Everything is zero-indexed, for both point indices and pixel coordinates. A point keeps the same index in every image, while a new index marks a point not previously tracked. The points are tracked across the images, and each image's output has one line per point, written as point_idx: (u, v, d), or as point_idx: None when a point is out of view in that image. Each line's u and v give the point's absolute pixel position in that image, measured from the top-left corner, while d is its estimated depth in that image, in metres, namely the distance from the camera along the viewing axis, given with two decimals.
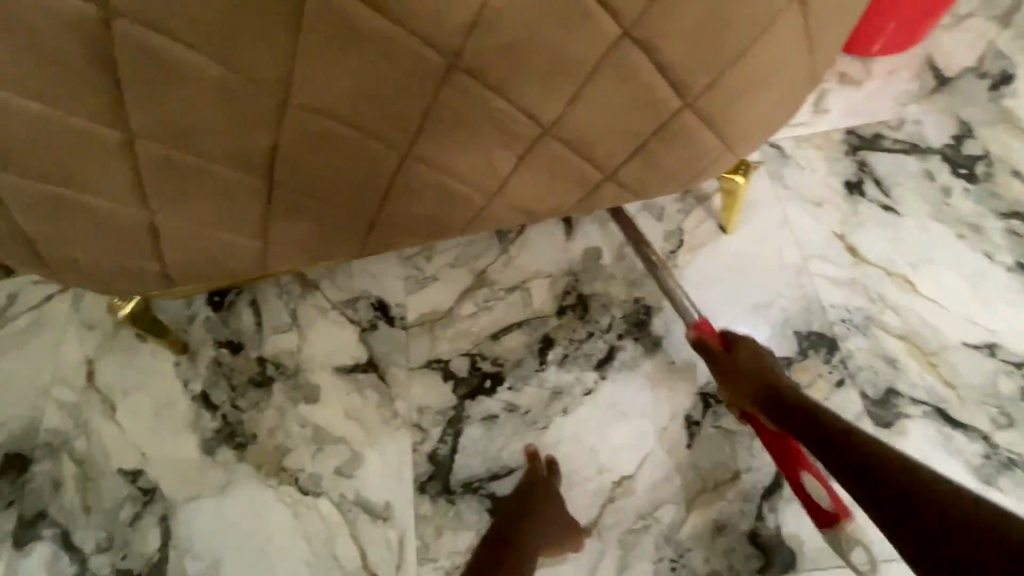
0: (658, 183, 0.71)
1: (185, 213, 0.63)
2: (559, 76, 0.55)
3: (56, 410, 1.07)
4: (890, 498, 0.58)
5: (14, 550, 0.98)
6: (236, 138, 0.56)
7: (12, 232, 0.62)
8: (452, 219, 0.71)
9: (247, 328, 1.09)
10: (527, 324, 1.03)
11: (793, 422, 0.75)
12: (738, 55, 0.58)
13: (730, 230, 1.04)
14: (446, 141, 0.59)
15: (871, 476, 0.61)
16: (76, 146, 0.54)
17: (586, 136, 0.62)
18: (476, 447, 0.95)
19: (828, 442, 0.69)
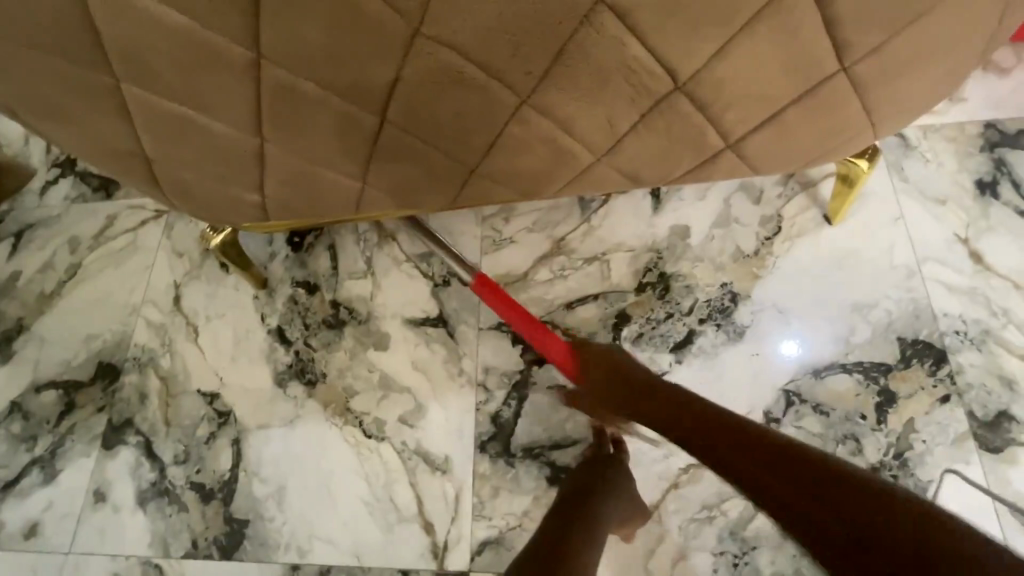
0: (785, 159, 0.65)
1: (294, 144, 0.62)
2: (711, 22, 0.50)
3: (145, 328, 1.14)
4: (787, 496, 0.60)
5: (103, 451, 1.06)
6: (360, 68, 0.54)
7: (132, 148, 0.63)
8: (553, 178, 0.68)
9: (323, 271, 1.11)
10: (603, 297, 0.99)
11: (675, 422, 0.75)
12: (916, 15, 0.51)
13: (835, 221, 0.96)
14: (569, 89, 0.56)
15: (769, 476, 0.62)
16: (204, 64, 0.54)
17: (721, 97, 0.57)
18: (540, 414, 0.94)
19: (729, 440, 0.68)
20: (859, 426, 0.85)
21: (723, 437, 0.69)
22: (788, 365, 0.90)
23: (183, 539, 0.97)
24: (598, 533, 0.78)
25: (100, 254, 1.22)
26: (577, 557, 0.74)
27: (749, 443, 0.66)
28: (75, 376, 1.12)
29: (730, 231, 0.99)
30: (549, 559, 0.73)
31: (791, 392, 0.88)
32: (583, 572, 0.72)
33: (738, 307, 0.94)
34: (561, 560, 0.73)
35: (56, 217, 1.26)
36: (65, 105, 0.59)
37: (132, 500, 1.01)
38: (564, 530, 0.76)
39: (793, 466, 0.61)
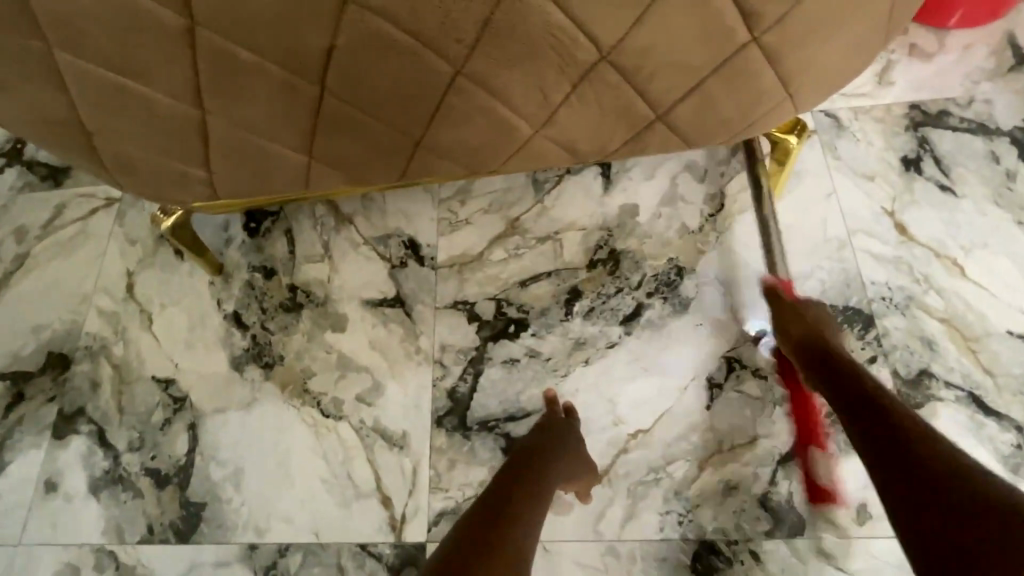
0: (712, 130, 0.69)
1: (235, 115, 0.63)
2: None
3: (97, 316, 1.12)
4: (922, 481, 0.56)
5: (53, 441, 1.04)
6: (296, 35, 0.55)
7: (69, 118, 0.63)
8: (495, 150, 0.70)
9: (280, 256, 1.11)
10: (556, 274, 1.02)
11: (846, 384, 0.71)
12: None
13: (774, 198, 1.01)
14: (501, 60, 0.58)
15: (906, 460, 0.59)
16: (138, 32, 0.55)
17: (644, 67, 0.60)
18: (495, 388, 0.96)
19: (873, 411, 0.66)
20: None
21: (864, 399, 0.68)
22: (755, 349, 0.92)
23: (139, 524, 0.96)
24: (542, 492, 0.73)
25: (49, 243, 1.19)
26: (521, 513, 0.68)
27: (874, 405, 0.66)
28: (23, 366, 1.10)
29: (676, 209, 1.03)
30: (492, 510, 0.68)
31: (733, 359, 0.92)
32: (535, 517, 0.69)
33: (683, 281, 0.98)
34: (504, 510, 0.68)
35: (2, 206, 1.23)
36: None
37: (85, 488, 1.00)
38: (509, 485, 0.72)
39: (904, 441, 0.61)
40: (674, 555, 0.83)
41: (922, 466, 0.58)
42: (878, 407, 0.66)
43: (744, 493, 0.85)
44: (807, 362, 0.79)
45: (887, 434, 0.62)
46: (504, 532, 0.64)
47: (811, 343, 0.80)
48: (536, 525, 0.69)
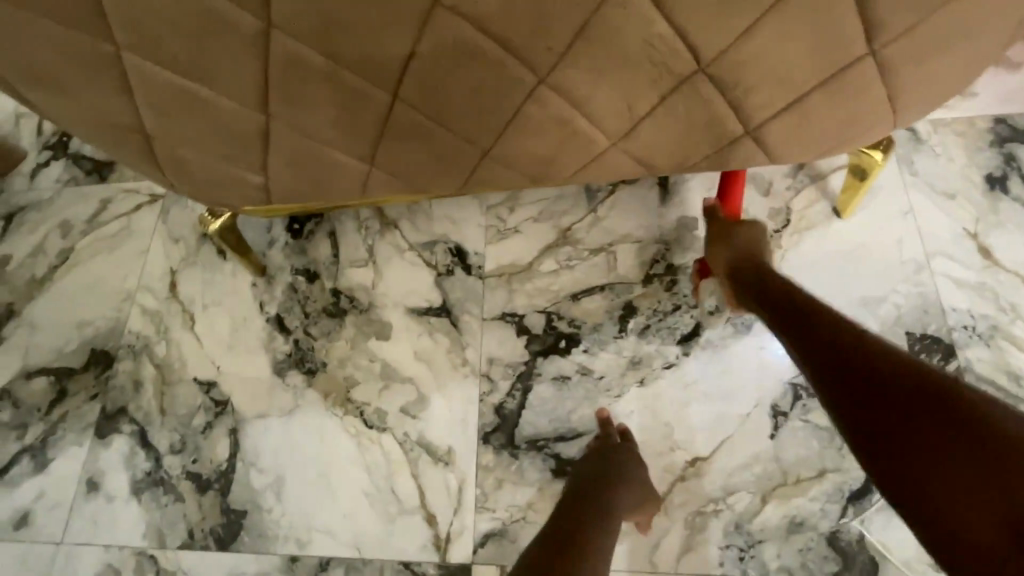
0: (803, 148, 0.64)
1: (300, 121, 0.60)
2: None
3: (139, 314, 1.11)
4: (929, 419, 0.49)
5: (96, 439, 1.03)
6: (374, 40, 0.52)
7: (132, 122, 0.61)
8: (567, 162, 0.66)
9: (323, 259, 1.09)
10: (610, 288, 0.98)
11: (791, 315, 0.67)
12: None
13: (845, 214, 0.95)
14: (589, 69, 0.54)
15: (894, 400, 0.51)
16: (210, 34, 0.52)
17: (743, 80, 0.55)
18: (545, 406, 0.93)
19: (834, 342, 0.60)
20: None
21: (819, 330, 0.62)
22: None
23: (179, 529, 0.95)
24: (608, 525, 0.70)
25: (93, 239, 1.19)
26: (587, 548, 0.65)
27: (829, 338, 0.61)
28: (67, 363, 1.09)
29: None
30: (557, 543, 0.65)
31: (799, 386, 0.88)
32: (603, 552, 0.66)
33: None
34: (571, 547, 0.64)
35: (48, 200, 1.23)
36: (60, 74, 0.57)
37: (126, 489, 0.99)
38: (572, 521, 0.69)
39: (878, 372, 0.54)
40: None
41: (917, 402, 0.50)
42: (834, 329, 0.61)
43: (812, 530, 0.81)
44: (789, 328, 0.66)
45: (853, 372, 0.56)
46: (575, 569, 0.61)
47: (754, 275, 0.77)
48: (606, 562, 0.65)
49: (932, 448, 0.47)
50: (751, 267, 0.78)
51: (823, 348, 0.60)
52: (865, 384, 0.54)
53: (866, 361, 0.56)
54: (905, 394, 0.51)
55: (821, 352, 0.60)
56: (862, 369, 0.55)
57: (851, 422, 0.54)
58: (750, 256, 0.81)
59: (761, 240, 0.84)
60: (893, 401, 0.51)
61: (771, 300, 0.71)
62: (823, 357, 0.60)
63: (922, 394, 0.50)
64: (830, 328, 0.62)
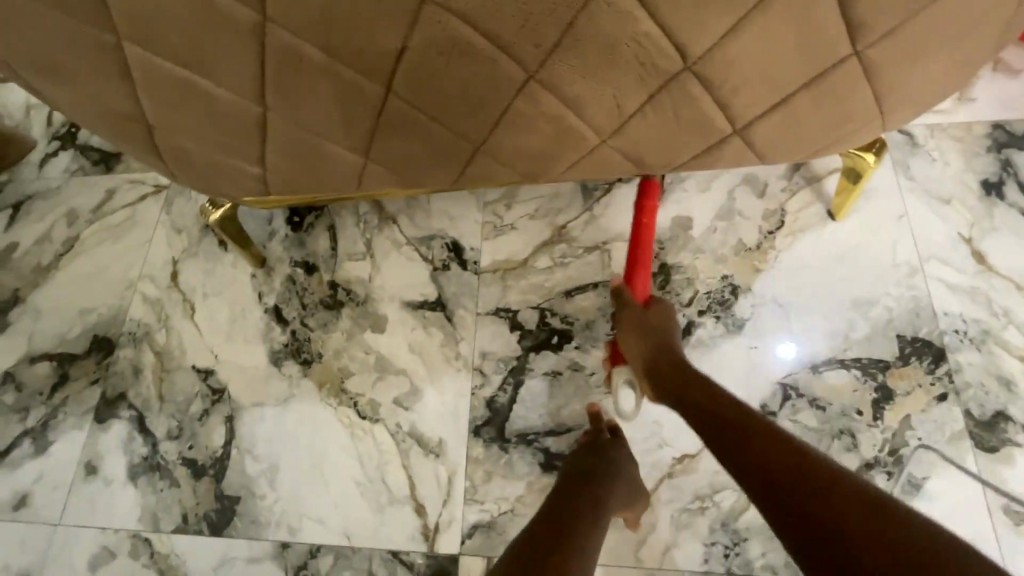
0: (790, 147, 0.65)
1: (296, 114, 0.62)
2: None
3: (141, 303, 1.13)
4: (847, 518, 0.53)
5: (96, 424, 1.05)
6: (367, 35, 0.53)
7: (133, 111, 0.63)
8: (558, 157, 0.67)
9: (322, 251, 1.10)
10: (603, 286, 0.99)
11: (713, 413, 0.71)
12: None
13: (840, 217, 0.95)
14: (577, 66, 0.55)
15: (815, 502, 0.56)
16: (208, 26, 0.53)
17: (730, 79, 0.56)
18: (536, 400, 0.94)
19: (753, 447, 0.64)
20: (856, 422, 0.85)
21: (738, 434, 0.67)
22: (789, 366, 0.89)
23: (174, 514, 0.97)
24: (597, 514, 0.72)
25: (98, 228, 1.21)
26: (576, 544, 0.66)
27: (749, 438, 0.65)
28: (69, 348, 1.12)
29: (732, 224, 0.99)
30: (547, 533, 0.67)
31: (789, 386, 0.88)
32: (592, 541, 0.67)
33: (738, 300, 0.94)
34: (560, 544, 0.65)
35: (55, 189, 1.26)
36: (64, 63, 0.58)
37: (123, 473, 1.01)
38: (561, 513, 0.70)
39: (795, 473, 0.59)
40: None
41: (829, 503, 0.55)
42: (760, 435, 0.65)
43: None
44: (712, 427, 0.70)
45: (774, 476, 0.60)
46: (564, 559, 0.63)
47: (665, 364, 0.80)
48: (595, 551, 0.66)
49: (851, 547, 0.51)
50: (658, 354, 0.81)
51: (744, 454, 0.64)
52: (791, 495, 0.58)
53: (783, 469, 0.60)
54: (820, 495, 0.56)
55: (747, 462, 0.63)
56: (790, 481, 0.59)
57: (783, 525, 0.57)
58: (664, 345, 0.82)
59: (670, 323, 0.86)
60: (816, 514, 0.55)
61: (696, 397, 0.74)
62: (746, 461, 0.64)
63: (833, 496, 0.55)
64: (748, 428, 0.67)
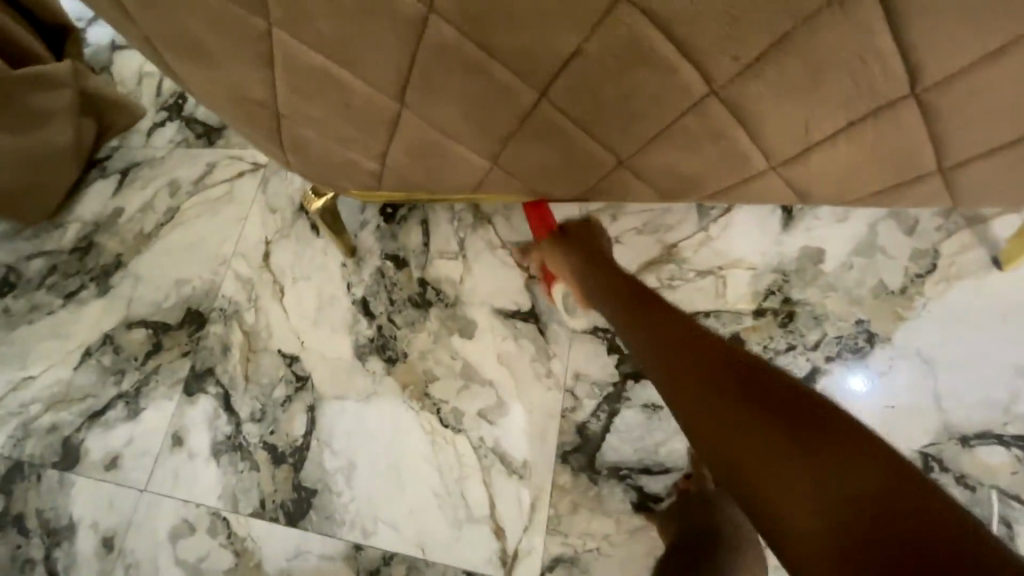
0: (998, 195, 0.55)
1: (436, 113, 0.57)
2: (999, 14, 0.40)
3: (233, 280, 1.14)
4: (767, 436, 0.49)
5: (184, 396, 1.07)
6: (536, 38, 0.47)
7: (267, 99, 0.60)
8: (709, 181, 0.60)
9: (413, 247, 1.07)
10: (715, 316, 0.90)
11: (644, 306, 0.68)
12: None
13: (1008, 267, 0.83)
14: (775, 85, 0.47)
15: (737, 385, 0.54)
16: (364, 17, 0.48)
17: (961, 109, 0.47)
18: (631, 432, 0.87)
19: (688, 337, 0.62)
20: (1013, 509, 0.74)
21: (669, 325, 0.64)
22: (867, 403, 0.81)
23: (252, 496, 0.97)
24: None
25: (197, 201, 1.23)
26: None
27: (685, 335, 0.62)
28: (164, 318, 1.14)
29: (872, 262, 0.88)
30: None
31: (931, 457, 0.77)
32: None
33: (873, 349, 0.83)
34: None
35: (160, 159, 1.29)
36: (208, 48, 0.56)
37: (207, 449, 1.02)
38: None
39: (722, 357, 0.57)
40: None
41: (756, 387, 0.53)
42: (683, 330, 0.63)
43: None
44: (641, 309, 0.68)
45: (699, 357, 0.58)
46: None
47: (599, 263, 0.77)
48: None
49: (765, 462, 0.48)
50: (592, 264, 0.77)
51: (675, 339, 0.62)
52: (723, 374, 0.55)
53: (701, 351, 0.59)
54: (755, 372, 0.54)
55: (663, 354, 0.61)
56: (707, 368, 0.57)
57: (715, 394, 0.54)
58: (593, 264, 0.77)
59: (597, 237, 0.83)
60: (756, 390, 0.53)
61: (628, 290, 0.71)
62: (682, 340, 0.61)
63: (756, 384, 0.53)
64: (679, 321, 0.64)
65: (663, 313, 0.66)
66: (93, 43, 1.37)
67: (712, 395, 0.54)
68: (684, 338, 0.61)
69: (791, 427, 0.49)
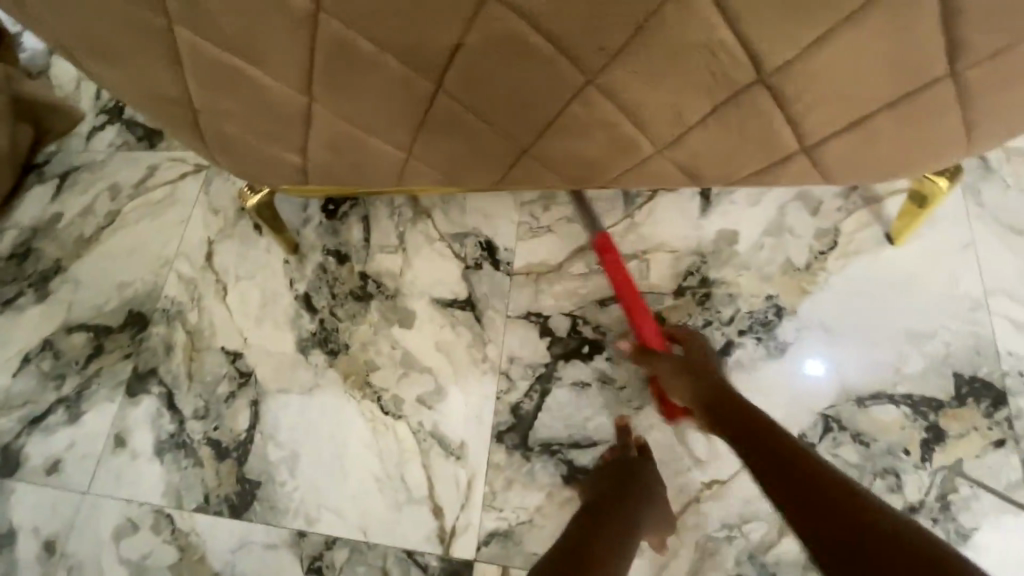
0: (861, 169, 0.60)
1: (342, 106, 0.60)
2: (816, 7, 0.45)
3: (176, 281, 1.15)
4: (870, 555, 0.53)
5: (126, 397, 1.07)
6: (420, 32, 0.50)
7: (180, 95, 0.62)
8: (606, 166, 0.64)
9: (355, 242, 1.10)
10: (639, 297, 0.95)
11: (739, 418, 0.73)
12: None
13: (899, 241, 0.90)
14: (643, 74, 0.52)
15: (841, 509, 0.58)
16: (257, 15, 0.51)
17: (806, 93, 0.52)
18: (562, 410, 0.91)
19: (784, 455, 0.67)
20: (902, 461, 0.80)
21: (764, 440, 0.69)
22: (821, 384, 0.85)
23: (196, 492, 0.98)
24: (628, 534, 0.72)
25: (139, 204, 1.23)
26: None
27: (778, 448, 0.68)
28: (106, 321, 1.14)
29: (781, 242, 0.94)
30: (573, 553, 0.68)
31: (830, 418, 0.83)
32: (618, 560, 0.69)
33: (781, 322, 0.89)
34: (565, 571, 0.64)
35: (100, 162, 1.28)
36: (114, 47, 0.58)
37: (150, 449, 1.03)
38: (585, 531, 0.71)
39: (822, 480, 0.62)
40: None
41: (860, 513, 0.57)
42: (785, 450, 0.67)
43: None
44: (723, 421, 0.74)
45: (795, 474, 0.64)
46: None
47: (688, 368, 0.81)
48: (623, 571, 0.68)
49: None
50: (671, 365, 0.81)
51: (774, 455, 0.67)
52: (824, 496, 0.60)
53: (801, 471, 0.64)
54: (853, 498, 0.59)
55: (762, 468, 0.67)
56: (808, 490, 0.62)
57: (819, 514, 0.59)
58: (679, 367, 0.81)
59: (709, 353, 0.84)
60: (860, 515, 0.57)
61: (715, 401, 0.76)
62: (774, 454, 0.67)
63: (858, 510, 0.57)
64: (780, 437, 0.69)
65: (759, 426, 0.71)
66: (29, 47, 1.35)
67: (814, 512, 0.59)
68: (784, 456, 0.67)
69: (894, 552, 0.52)
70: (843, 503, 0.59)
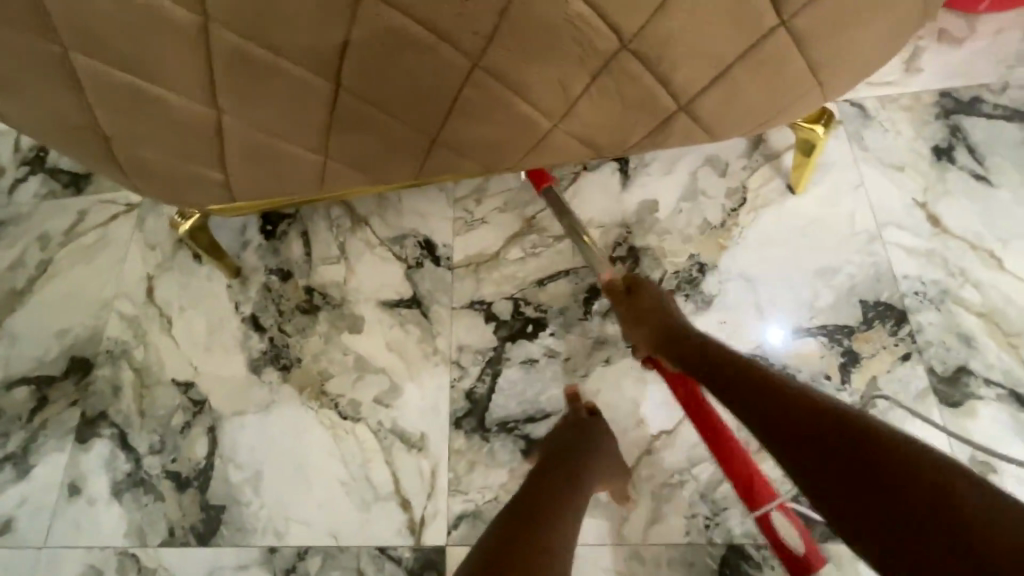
0: (738, 119, 0.66)
1: (252, 115, 0.62)
2: None
3: (117, 321, 1.13)
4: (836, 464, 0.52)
5: (77, 444, 1.04)
6: (312, 33, 0.55)
7: (90, 125, 0.64)
8: (514, 146, 0.68)
9: (296, 258, 1.11)
10: (574, 273, 1.00)
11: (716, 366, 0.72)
12: None
13: (799, 190, 0.98)
14: (520, 51, 0.58)
15: (794, 424, 0.58)
16: (158, 33, 0.55)
17: (666, 54, 0.59)
18: (513, 389, 0.95)
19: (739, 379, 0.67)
20: (825, 386, 0.86)
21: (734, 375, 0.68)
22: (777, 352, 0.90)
23: (160, 528, 0.97)
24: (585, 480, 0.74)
25: (72, 249, 1.21)
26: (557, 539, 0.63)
27: (743, 375, 0.67)
28: (47, 371, 1.11)
29: (696, 204, 1.01)
30: (529, 493, 0.69)
31: (759, 357, 0.90)
32: (574, 500, 0.70)
33: (705, 277, 0.96)
34: (523, 540, 0.61)
35: (26, 214, 1.25)
36: (19, 81, 0.60)
37: (108, 492, 1.00)
38: (541, 475, 0.73)
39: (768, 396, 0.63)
40: (701, 560, 0.80)
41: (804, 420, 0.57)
42: (744, 374, 0.68)
43: None
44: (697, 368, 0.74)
45: (749, 397, 0.64)
46: (545, 513, 0.65)
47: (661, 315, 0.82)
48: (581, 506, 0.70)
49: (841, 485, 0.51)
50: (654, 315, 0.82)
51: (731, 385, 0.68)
52: (778, 412, 0.60)
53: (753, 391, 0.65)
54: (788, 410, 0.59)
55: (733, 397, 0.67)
56: (772, 410, 0.61)
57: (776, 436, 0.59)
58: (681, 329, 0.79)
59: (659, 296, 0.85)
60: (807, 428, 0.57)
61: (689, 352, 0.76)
62: (726, 385, 0.68)
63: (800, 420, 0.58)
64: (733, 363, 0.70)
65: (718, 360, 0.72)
66: None
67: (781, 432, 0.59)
68: (751, 380, 0.66)
69: (844, 452, 0.53)
70: (782, 417, 0.59)
